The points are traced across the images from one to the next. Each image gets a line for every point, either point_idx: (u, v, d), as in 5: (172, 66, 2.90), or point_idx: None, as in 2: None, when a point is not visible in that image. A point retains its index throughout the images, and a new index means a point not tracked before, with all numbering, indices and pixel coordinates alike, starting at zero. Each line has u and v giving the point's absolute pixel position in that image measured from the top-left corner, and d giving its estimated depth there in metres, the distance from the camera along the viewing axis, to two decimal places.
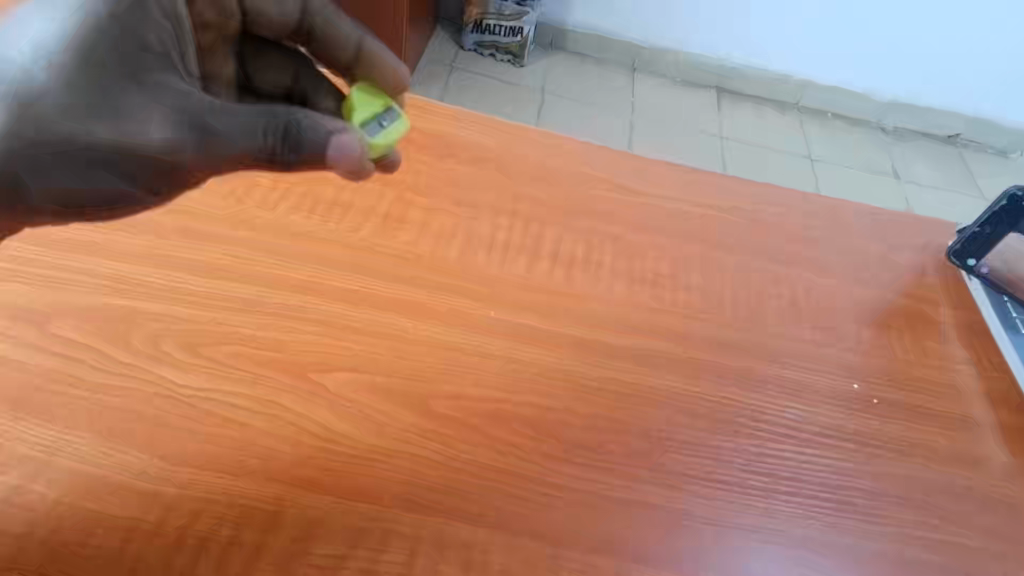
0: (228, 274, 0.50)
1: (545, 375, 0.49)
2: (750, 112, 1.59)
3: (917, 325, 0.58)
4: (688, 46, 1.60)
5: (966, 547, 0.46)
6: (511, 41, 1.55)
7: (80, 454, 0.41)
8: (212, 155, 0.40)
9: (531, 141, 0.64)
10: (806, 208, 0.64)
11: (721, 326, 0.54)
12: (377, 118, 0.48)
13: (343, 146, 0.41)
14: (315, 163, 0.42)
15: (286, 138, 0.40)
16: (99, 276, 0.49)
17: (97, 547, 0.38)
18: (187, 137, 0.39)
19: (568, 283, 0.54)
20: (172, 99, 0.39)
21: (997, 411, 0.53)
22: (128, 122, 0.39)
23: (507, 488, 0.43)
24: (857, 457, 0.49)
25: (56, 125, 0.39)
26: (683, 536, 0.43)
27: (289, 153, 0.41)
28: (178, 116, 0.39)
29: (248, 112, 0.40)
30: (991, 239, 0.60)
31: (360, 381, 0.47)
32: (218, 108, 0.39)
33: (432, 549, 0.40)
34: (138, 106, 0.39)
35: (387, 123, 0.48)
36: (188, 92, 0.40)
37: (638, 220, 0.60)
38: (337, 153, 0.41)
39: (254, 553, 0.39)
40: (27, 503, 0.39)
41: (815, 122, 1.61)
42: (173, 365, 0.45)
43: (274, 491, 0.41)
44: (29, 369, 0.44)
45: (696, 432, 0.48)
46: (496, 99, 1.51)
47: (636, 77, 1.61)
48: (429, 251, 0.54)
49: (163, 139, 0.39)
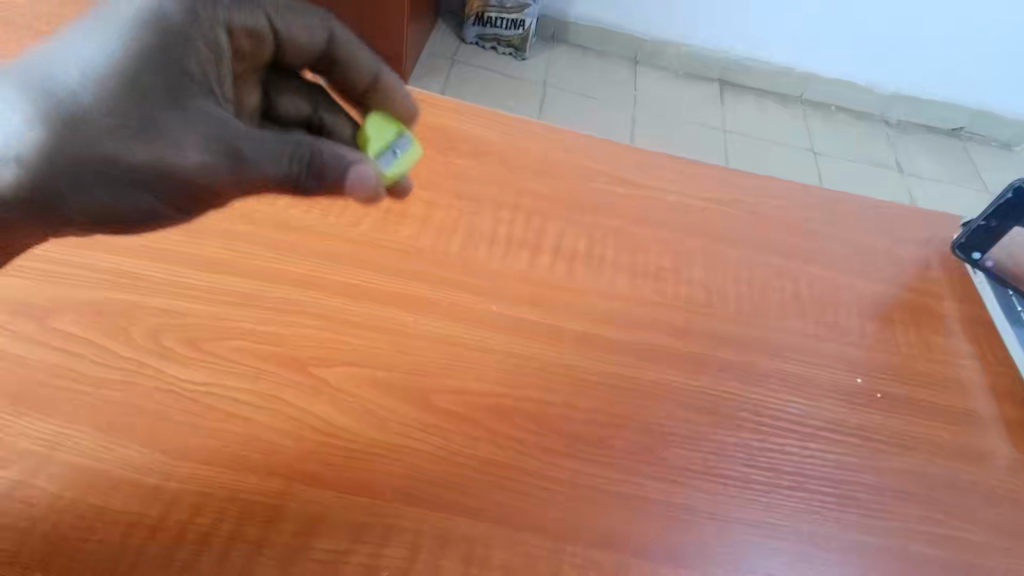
0: (228, 269, 0.50)
1: (546, 369, 0.49)
2: (750, 108, 1.83)
3: (922, 319, 0.57)
4: (689, 41, 1.83)
5: (970, 542, 0.46)
6: (513, 34, 1.74)
7: (82, 448, 0.41)
8: (245, 179, 0.41)
9: (532, 134, 0.64)
10: (809, 201, 0.64)
11: (723, 320, 0.54)
12: (390, 145, 0.49)
13: (362, 173, 0.43)
14: (334, 190, 0.44)
15: (312, 164, 0.42)
16: (100, 271, 0.49)
17: (99, 541, 0.38)
18: (225, 162, 0.40)
19: (569, 277, 0.54)
20: (210, 126, 0.40)
21: (1001, 406, 0.53)
22: (167, 143, 0.39)
23: (508, 483, 0.43)
24: (860, 452, 0.49)
25: (95, 143, 0.38)
26: (685, 531, 0.43)
27: (311, 179, 0.42)
28: (215, 141, 0.40)
29: (278, 138, 0.41)
30: (996, 232, 0.60)
31: (360, 375, 0.47)
32: (251, 134, 0.40)
33: (433, 543, 0.41)
34: (177, 130, 0.39)
35: (400, 151, 0.49)
36: (223, 118, 0.41)
37: (640, 213, 0.60)
38: (355, 179, 0.43)
39: (256, 547, 0.39)
40: (28, 497, 0.39)
41: (816, 118, 1.85)
42: (173, 360, 0.46)
43: (275, 485, 0.42)
44: (29, 364, 0.44)
45: (697, 426, 0.48)
46: (498, 92, 1.69)
47: (638, 71, 1.84)
48: (430, 246, 0.54)
49: (200, 161, 0.40)
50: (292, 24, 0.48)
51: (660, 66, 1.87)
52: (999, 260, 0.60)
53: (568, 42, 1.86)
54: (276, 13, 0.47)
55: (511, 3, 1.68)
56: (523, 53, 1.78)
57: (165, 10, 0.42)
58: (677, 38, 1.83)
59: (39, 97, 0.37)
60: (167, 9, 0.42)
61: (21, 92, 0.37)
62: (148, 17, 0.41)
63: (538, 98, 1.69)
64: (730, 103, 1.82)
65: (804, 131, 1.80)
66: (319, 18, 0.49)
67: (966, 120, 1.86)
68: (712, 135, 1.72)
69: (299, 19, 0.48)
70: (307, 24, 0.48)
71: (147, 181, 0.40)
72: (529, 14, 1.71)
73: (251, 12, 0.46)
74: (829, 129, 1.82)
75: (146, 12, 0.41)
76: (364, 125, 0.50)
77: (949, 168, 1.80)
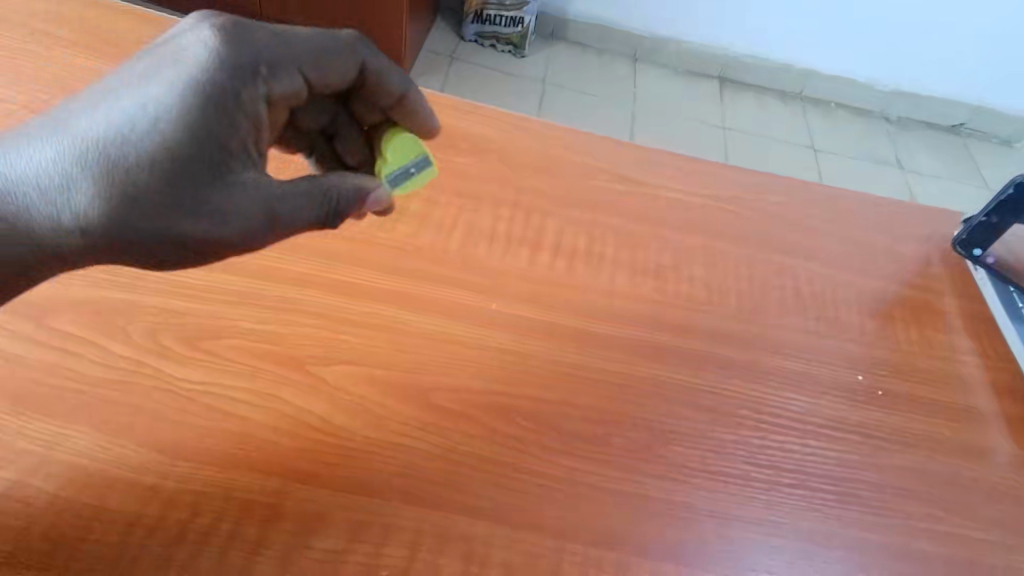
0: (227, 267, 0.50)
1: (545, 367, 0.49)
2: (751, 104, 1.82)
3: (922, 316, 0.57)
4: (688, 39, 1.83)
5: (972, 539, 0.46)
6: (512, 32, 1.74)
7: (80, 448, 0.41)
8: (282, 237, 0.41)
9: (531, 131, 0.63)
10: (809, 198, 0.64)
11: (723, 317, 0.54)
12: (405, 163, 0.46)
13: (377, 201, 0.43)
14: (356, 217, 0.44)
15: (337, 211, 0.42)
16: (99, 270, 0.49)
17: (97, 540, 0.38)
18: (264, 228, 0.40)
19: (568, 275, 0.54)
20: (251, 195, 0.39)
21: (1003, 402, 0.53)
22: (209, 218, 0.39)
23: (508, 482, 0.43)
24: (861, 449, 0.48)
25: (145, 217, 0.38)
26: (685, 529, 0.43)
27: (335, 220, 0.43)
28: (254, 210, 0.39)
29: (307, 192, 0.41)
30: (998, 229, 0.59)
31: (359, 374, 0.47)
32: (285, 196, 0.40)
33: (433, 542, 0.40)
34: (221, 206, 0.39)
35: (415, 170, 0.46)
36: (262, 183, 0.40)
37: (640, 210, 0.59)
38: (372, 206, 0.43)
39: (255, 546, 0.39)
40: (25, 497, 0.39)
41: (817, 112, 1.85)
42: (172, 358, 0.46)
43: (274, 484, 0.41)
44: (27, 364, 0.44)
45: (696, 423, 0.48)
46: (496, 90, 1.69)
47: (639, 68, 1.84)
48: (429, 244, 0.54)
49: (243, 230, 0.40)
50: (323, 69, 0.44)
51: (659, 64, 1.87)
52: (998, 256, 0.61)
53: (567, 39, 1.86)
54: (308, 65, 0.43)
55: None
56: (522, 50, 1.78)
57: (208, 83, 0.38)
58: (676, 34, 1.82)
59: (94, 170, 0.37)
60: (211, 83, 0.38)
61: (77, 163, 0.37)
62: (193, 90, 0.37)
63: (538, 96, 1.69)
64: (730, 100, 1.82)
65: (804, 127, 1.80)
66: (348, 52, 0.44)
67: (965, 117, 1.86)
68: (711, 133, 1.72)
69: (329, 61, 0.44)
70: (337, 62, 0.44)
71: (192, 247, 0.40)
72: (527, 12, 1.70)
73: (288, 77, 0.42)
74: (829, 125, 1.82)
75: (191, 85, 0.37)
76: (388, 139, 0.47)
77: (949, 164, 1.79)
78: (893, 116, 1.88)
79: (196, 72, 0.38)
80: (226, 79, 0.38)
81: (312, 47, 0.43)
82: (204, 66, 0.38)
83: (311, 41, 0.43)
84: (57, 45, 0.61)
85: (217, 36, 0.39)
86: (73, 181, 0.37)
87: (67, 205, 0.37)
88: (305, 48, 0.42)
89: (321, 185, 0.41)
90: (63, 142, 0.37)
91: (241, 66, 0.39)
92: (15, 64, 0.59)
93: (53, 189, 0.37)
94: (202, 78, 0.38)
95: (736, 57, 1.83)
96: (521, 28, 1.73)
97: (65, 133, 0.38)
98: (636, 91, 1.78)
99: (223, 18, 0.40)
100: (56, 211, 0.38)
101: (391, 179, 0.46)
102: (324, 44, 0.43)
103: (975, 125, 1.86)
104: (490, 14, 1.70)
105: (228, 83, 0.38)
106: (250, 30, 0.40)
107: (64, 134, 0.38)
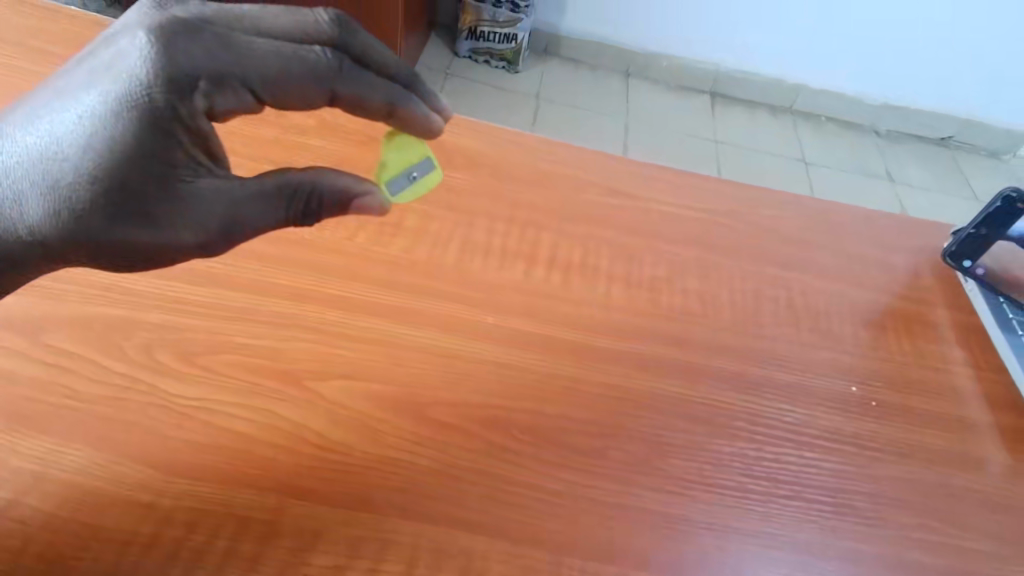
0: (223, 283, 0.50)
1: (541, 380, 0.49)
2: (743, 118, 1.84)
3: (915, 328, 0.58)
4: (681, 55, 1.85)
5: (970, 549, 0.46)
6: (507, 48, 1.75)
7: (76, 466, 0.41)
8: (248, 238, 0.40)
9: (526, 146, 0.64)
10: (801, 211, 0.65)
11: (718, 329, 0.54)
12: (407, 168, 0.46)
13: (364, 206, 0.42)
14: (338, 215, 0.43)
15: (306, 208, 0.40)
16: (95, 287, 0.49)
17: (92, 559, 0.38)
18: (224, 232, 0.38)
19: (564, 288, 0.54)
20: (205, 205, 0.37)
21: (996, 413, 0.53)
22: (161, 230, 0.37)
23: (504, 497, 0.43)
24: (857, 460, 0.49)
25: (98, 232, 0.36)
26: (684, 541, 0.43)
27: (304, 218, 0.41)
28: (211, 217, 0.38)
29: (271, 192, 0.39)
30: (986, 241, 0.60)
31: (355, 388, 0.47)
32: (247, 200, 0.38)
33: (430, 557, 0.40)
34: (171, 217, 0.37)
35: (418, 176, 0.46)
36: (222, 189, 0.38)
37: (635, 223, 0.60)
38: (359, 211, 0.42)
39: (252, 563, 0.39)
40: (21, 516, 0.39)
41: (808, 125, 1.87)
42: (168, 374, 0.46)
43: (271, 500, 0.41)
44: (22, 381, 0.44)
45: (693, 435, 0.48)
46: (489, 105, 1.70)
47: (632, 82, 1.86)
48: (425, 258, 0.54)
49: (199, 239, 0.38)
50: (281, 92, 0.39)
51: (651, 78, 1.89)
52: (988, 267, 0.61)
53: (560, 55, 1.87)
54: (261, 85, 0.38)
55: (504, 17, 1.70)
56: (517, 66, 1.79)
57: (140, 97, 0.35)
58: (669, 50, 1.84)
59: (40, 186, 0.36)
60: (143, 97, 0.35)
61: (24, 178, 0.36)
62: (125, 105, 0.35)
63: (531, 109, 1.70)
64: (721, 114, 1.83)
65: (796, 140, 1.81)
66: (316, 76, 0.39)
67: (955, 130, 1.88)
68: (703, 146, 1.73)
69: (289, 83, 0.39)
70: (300, 83, 0.39)
71: (152, 258, 0.38)
72: (522, 29, 1.72)
73: (235, 93, 0.37)
74: (820, 138, 1.84)
75: (123, 98, 0.35)
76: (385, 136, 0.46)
77: (939, 176, 1.81)
78: (884, 129, 1.90)
79: (128, 83, 0.35)
80: (159, 91, 0.35)
81: (268, 61, 0.38)
82: (136, 78, 0.35)
83: (266, 54, 0.38)
84: (55, 62, 0.61)
85: (151, 41, 0.35)
86: (22, 195, 0.36)
87: (19, 218, 0.37)
88: (258, 62, 0.37)
89: (286, 184, 0.39)
90: (8, 155, 0.36)
91: (178, 76, 0.36)
92: (11, 81, 0.59)
93: (4, 202, 0.37)
94: (133, 91, 0.35)
95: (728, 72, 1.85)
96: (515, 44, 1.75)
97: (11, 144, 0.36)
98: (630, 105, 1.79)
99: (165, 16, 0.36)
100: (9, 224, 0.37)
101: (394, 187, 0.46)
102: (285, 59, 0.38)
103: (965, 138, 1.89)
104: (485, 29, 1.72)
105: (161, 96, 0.35)
106: (191, 33, 0.36)
107: (11, 146, 0.36)
